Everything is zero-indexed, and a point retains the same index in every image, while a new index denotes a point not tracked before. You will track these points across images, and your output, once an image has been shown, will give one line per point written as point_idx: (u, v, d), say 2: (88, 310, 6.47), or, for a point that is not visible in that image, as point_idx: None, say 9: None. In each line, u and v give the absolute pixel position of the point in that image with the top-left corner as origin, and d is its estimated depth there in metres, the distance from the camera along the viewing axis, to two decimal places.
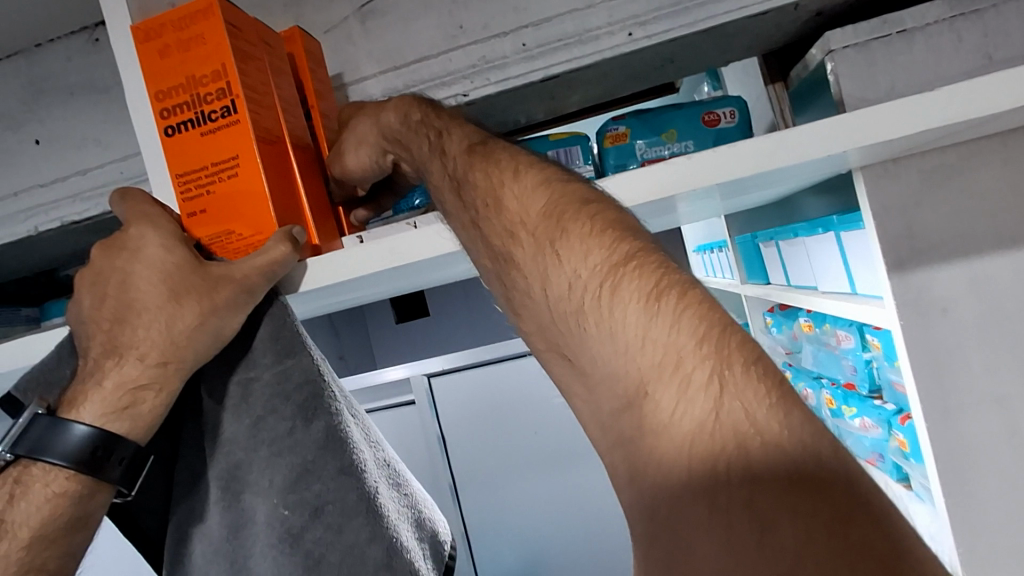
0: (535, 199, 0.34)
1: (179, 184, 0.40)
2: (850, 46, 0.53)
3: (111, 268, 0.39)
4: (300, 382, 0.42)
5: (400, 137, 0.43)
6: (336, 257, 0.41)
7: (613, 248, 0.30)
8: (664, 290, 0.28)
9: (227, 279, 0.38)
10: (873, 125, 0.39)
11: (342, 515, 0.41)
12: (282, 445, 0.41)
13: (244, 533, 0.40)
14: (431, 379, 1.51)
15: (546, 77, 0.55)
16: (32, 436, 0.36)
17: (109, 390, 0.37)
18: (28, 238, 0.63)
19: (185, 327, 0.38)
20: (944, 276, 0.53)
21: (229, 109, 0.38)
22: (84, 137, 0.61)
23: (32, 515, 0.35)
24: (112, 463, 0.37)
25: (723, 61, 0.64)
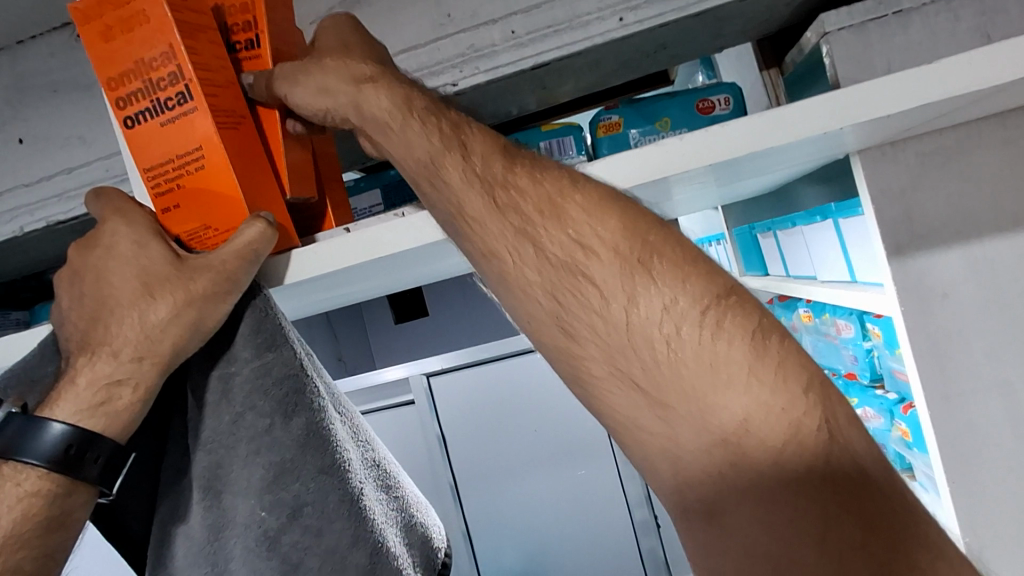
0: (606, 218, 0.33)
1: (148, 179, 0.39)
2: (845, 28, 0.52)
3: (89, 264, 0.39)
4: (280, 376, 0.41)
5: (377, 119, 0.38)
6: (318, 249, 0.40)
7: (710, 285, 0.31)
8: (766, 330, 0.30)
9: (205, 269, 0.37)
10: (871, 101, 0.38)
11: (322, 518, 0.40)
12: (261, 444, 0.40)
13: (225, 534, 0.39)
14: (430, 378, 1.50)
15: (537, 65, 0.54)
16: (4, 434, 0.35)
17: (83, 387, 0.36)
18: (13, 239, 0.62)
19: (158, 319, 0.37)
20: (944, 260, 0.52)
21: (184, 96, 0.37)
22: (68, 135, 0.60)
23: (3, 515, 0.34)
24: (87, 462, 0.36)
25: (716, 48, 0.64)
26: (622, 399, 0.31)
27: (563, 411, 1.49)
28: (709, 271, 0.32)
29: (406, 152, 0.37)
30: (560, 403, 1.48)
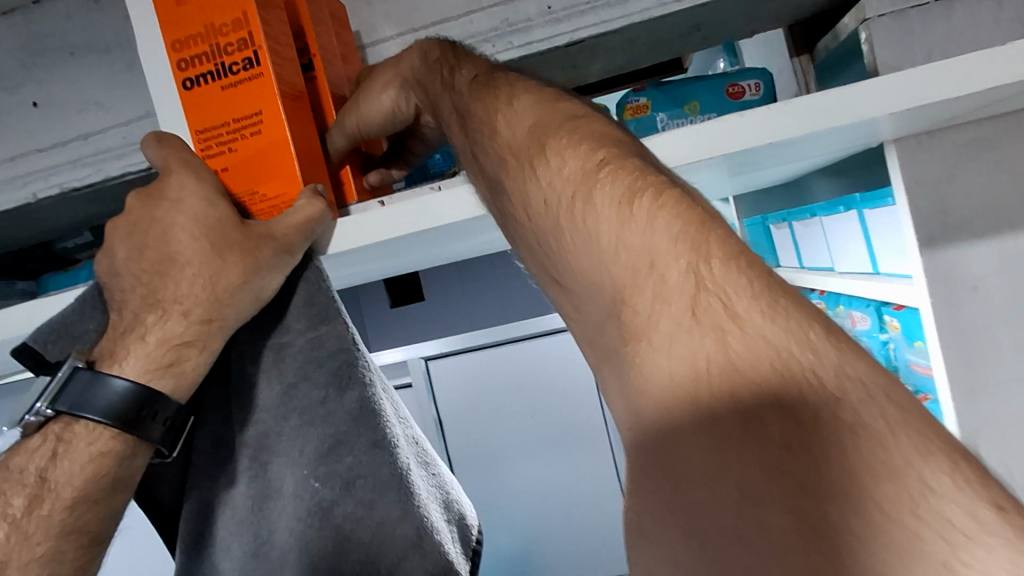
0: (522, 121, 0.34)
1: (199, 140, 0.39)
2: (887, 14, 0.51)
3: (155, 218, 0.38)
4: (333, 349, 0.41)
5: (418, 78, 0.42)
6: (365, 219, 0.39)
7: (594, 153, 0.30)
8: (638, 190, 0.27)
9: (267, 238, 0.37)
10: (938, 82, 0.37)
11: (373, 491, 0.41)
12: (314, 415, 0.41)
13: (270, 503, 0.41)
14: (427, 363, 1.79)
15: (571, 42, 0.53)
16: (74, 390, 0.36)
17: (153, 346, 0.37)
18: (24, 206, 0.60)
19: (230, 284, 0.37)
20: (975, 252, 0.52)
21: (252, 61, 0.37)
22: (85, 100, 0.59)
23: (74, 475, 0.36)
24: (157, 421, 0.37)
25: (748, 32, 0.63)
26: (555, 292, 0.32)
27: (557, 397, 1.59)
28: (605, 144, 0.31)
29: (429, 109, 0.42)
30: None
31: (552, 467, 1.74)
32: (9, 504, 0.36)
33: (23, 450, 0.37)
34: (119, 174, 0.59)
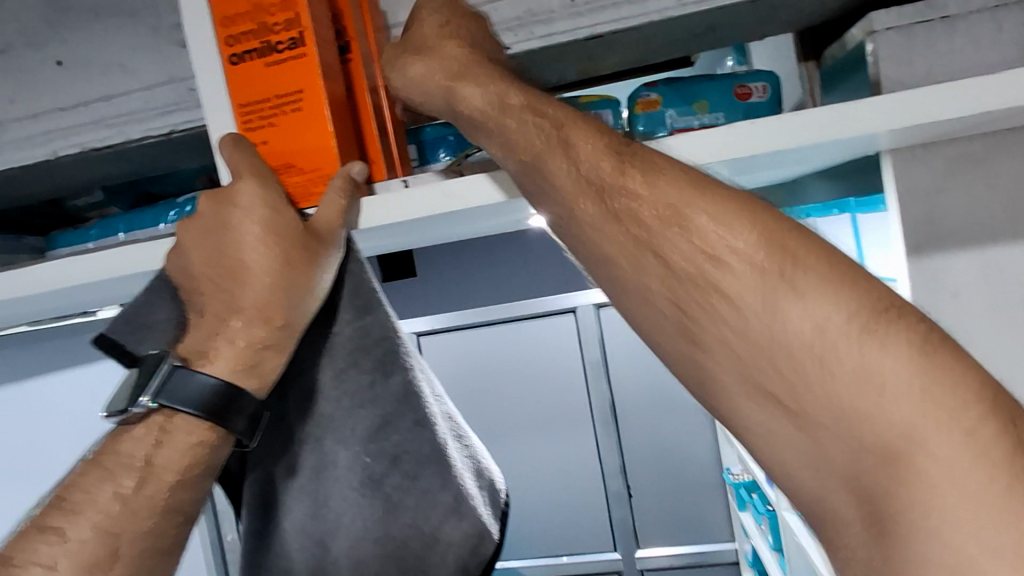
0: (688, 190, 0.38)
1: (241, 113, 0.45)
2: (893, 29, 0.54)
3: (222, 224, 0.45)
4: (378, 338, 0.51)
5: (482, 117, 0.43)
6: (389, 198, 0.45)
7: (760, 222, 0.36)
8: (832, 276, 0.34)
9: (323, 240, 0.45)
10: (923, 107, 0.44)
11: (416, 463, 0.53)
12: (365, 397, 0.52)
13: (328, 473, 0.52)
14: (419, 338, 1.85)
15: (591, 36, 0.55)
16: (172, 387, 0.44)
17: (241, 349, 0.46)
18: (45, 162, 0.62)
19: (302, 287, 0.46)
20: (958, 260, 0.55)
21: (296, 42, 0.43)
22: (108, 62, 0.59)
23: (176, 459, 0.45)
24: (239, 415, 0.46)
25: (757, 37, 0.65)
26: (703, 353, 0.38)
27: (548, 376, 1.80)
28: (759, 227, 0.36)
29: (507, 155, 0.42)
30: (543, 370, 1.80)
31: (538, 444, 1.84)
32: (121, 483, 0.45)
33: (129, 438, 0.45)
34: (140, 137, 0.60)
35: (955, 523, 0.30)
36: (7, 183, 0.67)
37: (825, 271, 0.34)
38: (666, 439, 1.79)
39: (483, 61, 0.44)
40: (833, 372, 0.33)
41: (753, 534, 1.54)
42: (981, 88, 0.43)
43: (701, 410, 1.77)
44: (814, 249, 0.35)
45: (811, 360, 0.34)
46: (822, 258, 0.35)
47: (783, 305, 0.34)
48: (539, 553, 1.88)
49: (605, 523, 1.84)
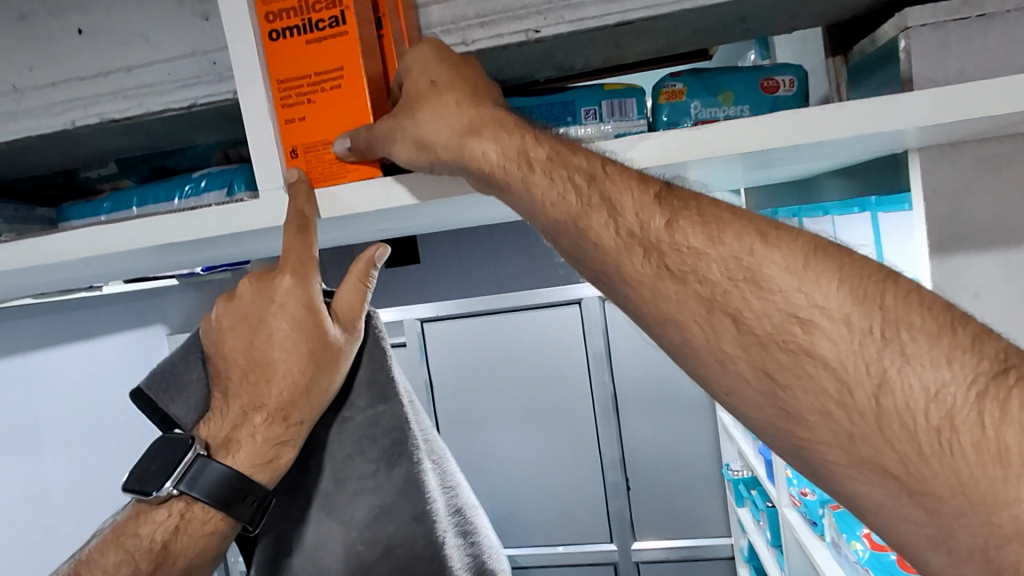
0: (720, 243, 0.37)
1: (280, 89, 0.46)
2: (927, 25, 0.53)
3: (251, 319, 0.55)
4: (385, 429, 0.62)
5: (498, 169, 0.41)
6: (408, 178, 0.45)
7: (797, 261, 0.35)
8: (870, 300, 0.33)
9: (333, 347, 0.56)
10: (924, 110, 0.43)
11: (408, 553, 0.59)
12: (369, 484, 0.60)
13: (325, 550, 0.60)
14: (422, 324, 1.86)
15: (622, 22, 0.54)
16: (193, 475, 0.52)
17: (260, 445, 0.55)
18: (63, 132, 0.62)
19: (314, 387, 0.56)
20: (980, 261, 0.55)
21: (338, 20, 0.44)
22: (128, 32, 0.58)
23: (190, 545, 0.53)
24: (247, 503, 0.54)
25: (786, 29, 0.64)
26: (731, 354, 0.36)
27: (550, 367, 1.81)
28: (802, 262, 0.35)
29: (545, 212, 0.41)
30: (545, 361, 1.80)
31: (538, 433, 1.84)
32: (139, 564, 0.52)
33: (152, 521, 0.53)
34: (160, 110, 0.60)
35: (1001, 540, 0.28)
36: (21, 151, 0.67)
37: (830, 287, 0.33)
38: (666, 433, 1.80)
39: (488, 113, 0.43)
40: (851, 394, 0.32)
41: (751, 530, 1.55)
42: (995, 92, 0.43)
43: (702, 405, 1.78)
44: (816, 253, 0.35)
45: (829, 381, 0.33)
46: (829, 265, 0.34)
47: (815, 349, 0.33)
48: (536, 541, 1.89)
49: (603, 514, 1.84)
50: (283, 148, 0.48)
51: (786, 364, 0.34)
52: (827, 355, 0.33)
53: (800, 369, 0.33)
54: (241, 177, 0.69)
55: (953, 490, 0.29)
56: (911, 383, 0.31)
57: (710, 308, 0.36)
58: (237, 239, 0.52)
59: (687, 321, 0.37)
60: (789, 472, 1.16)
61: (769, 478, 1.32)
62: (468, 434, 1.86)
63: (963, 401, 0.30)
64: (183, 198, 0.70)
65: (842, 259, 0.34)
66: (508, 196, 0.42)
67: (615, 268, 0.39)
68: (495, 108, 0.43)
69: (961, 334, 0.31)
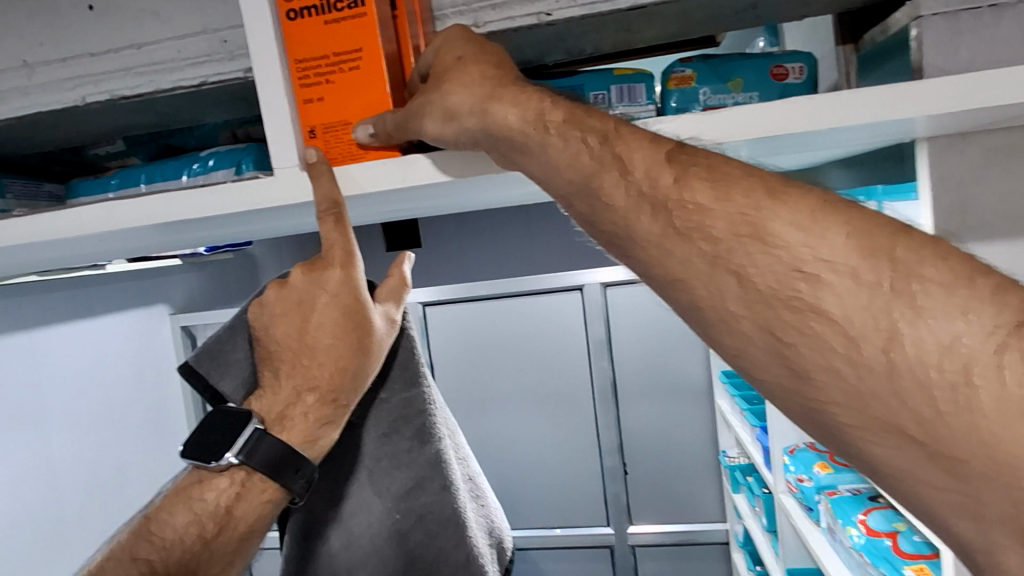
0: (730, 199, 0.37)
1: (298, 69, 0.47)
2: (939, 14, 0.53)
3: (298, 298, 0.56)
4: (417, 410, 0.67)
5: (517, 132, 0.41)
6: (438, 155, 0.45)
7: (808, 213, 0.35)
8: (897, 262, 0.32)
9: (381, 339, 0.59)
10: (942, 97, 0.43)
11: (439, 523, 0.66)
12: (402, 460, 0.66)
13: (358, 520, 0.65)
14: (424, 308, 1.87)
15: (634, 7, 0.53)
16: (251, 446, 0.55)
17: (310, 424, 0.57)
18: (73, 108, 0.62)
19: (355, 368, 0.58)
20: (985, 251, 0.55)
21: (357, 2, 0.44)
22: (138, 8, 0.58)
23: (252, 510, 0.57)
24: (298, 476, 0.57)
25: (796, 16, 0.64)
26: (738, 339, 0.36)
27: (550, 353, 1.82)
28: (799, 216, 0.35)
29: (561, 172, 0.41)
30: (545, 347, 1.82)
31: (537, 418, 1.86)
32: (205, 527, 0.56)
33: (214, 487, 0.56)
34: (171, 87, 0.60)
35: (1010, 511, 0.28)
36: (29, 127, 0.67)
37: (836, 240, 0.33)
38: (664, 421, 1.81)
39: (507, 81, 0.43)
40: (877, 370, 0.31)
41: (746, 516, 1.56)
42: (1009, 79, 0.42)
43: (701, 393, 1.79)
44: (823, 207, 0.35)
45: (836, 337, 0.33)
46: (837, 216, 0.34)
47: (824, 306, 0.33)
48: (533, 524, 1.91)
49: (599, 499, 1.86)
50: (302, 128, 0.48)
51: (790, 321, 0.34)
52: (833, 310, 0.33)
53: (805, 326, 0.34)
54: (250, 156, 0.69)
55: (977, 452, 0.29)
56: (924, 339, 0.31)
57: (713, 264, 0.36)
58: (251, 216, 0.52)
59: (705, 297, 0.37)
60: (786, 459, 1.18)
61: (765, 466, 1.34)
62: (469, 417, 1.88)
63: (979, 352, 0.30)
64: (192, 176, 0.70)
65: (850, 213, 0.34)
66: (524, 160, 0.42)
67: (625, 228, 0.40)
68: (517, 79, 0.44)
69: (980, 284, 0.31)
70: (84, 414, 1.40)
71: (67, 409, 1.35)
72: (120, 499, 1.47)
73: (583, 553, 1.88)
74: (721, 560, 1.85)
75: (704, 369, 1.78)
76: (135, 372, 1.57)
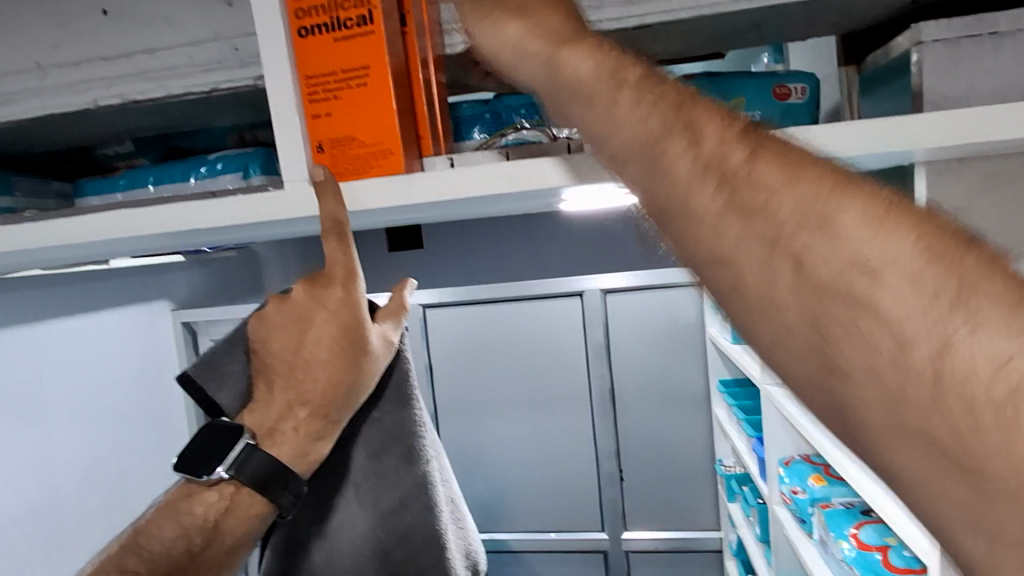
0: (818, 182, 0.31)
1: (307, 85, 0.47)
2: (940, 41, 0.54)
3: (297, 311, 0.58)
4: (406, 431, 0.68)
5: (585, 82, 0.38)
6: (438, 176, 0.47)
7: (886, 208, 0.30)
8: (994, 283, 0.28)
9: (375, 359, 0.61)
10: (935, 131, 0.44)
11: (419, 543, 0.67)
12: (388, 478, 0.67)
13: (341, 534, 0.66)
14: (425, 310, 1.87)
15: (639, 26, 0.54)
16: (242, 461, 0.56)
17: (300, 438, 0.58)
18: (84, 110, 0.63)
19: (346, 385, 0.59)
20: None
21: (365, 20, 0.45)
22: (152, 15, 0.59)
23: (240, 522, 0.58)
24: (288, 491, 0.58)
25: (800, 36, 0.65)
26: None
27: (550, 358, 1.83)
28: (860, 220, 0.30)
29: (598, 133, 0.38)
30: (545, 351, 1.83)
31: (535, 422, 1.87)
32: (192, 539, 0.57)
33: (203, 500, 0.57)
34: (182, 93, 0.61)
35: None
36: (40, 126, 0.67)
37: (907, 244, 0.29)
38: (661, 428, 1.82)
39: (588, 32, 0.40)
40: None
41: (740, 525, 1.57)
42: (1004, 113, 0.43)
43: (699, 402, 1.80)
44: (908, 209, 0.30)
45: None
46: (917, 219, 0.30)
47: (880, 309, 0.29)
48: (527, 527, 1.92)
49: (594, 504, 1.87)
50: (309, 143, 0.48)
51: None
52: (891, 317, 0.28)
53: None
54: (256, 162, 0.70)
55: None
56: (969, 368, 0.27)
57: (772, 249, 0.31)
58: (259, 226, 0.54)
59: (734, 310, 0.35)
60: (781, 471, 1.18)
61: (761, 476, 1.34)
62: (467, 419, 1.89)
63: None
64: (199, 179, 0.71)
65: (936, 226, 0.29)
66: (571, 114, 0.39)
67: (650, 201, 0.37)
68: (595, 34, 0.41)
69: None
70: (86, 409, 1.41)
71: (68, 402, 1.36)
72: (119, 493, 1.48)
73: (577, 558, 1.89)
74: (714, 566, 1.86)
75: (702, 378, 1.79)
76: (136, 369, 1.57)
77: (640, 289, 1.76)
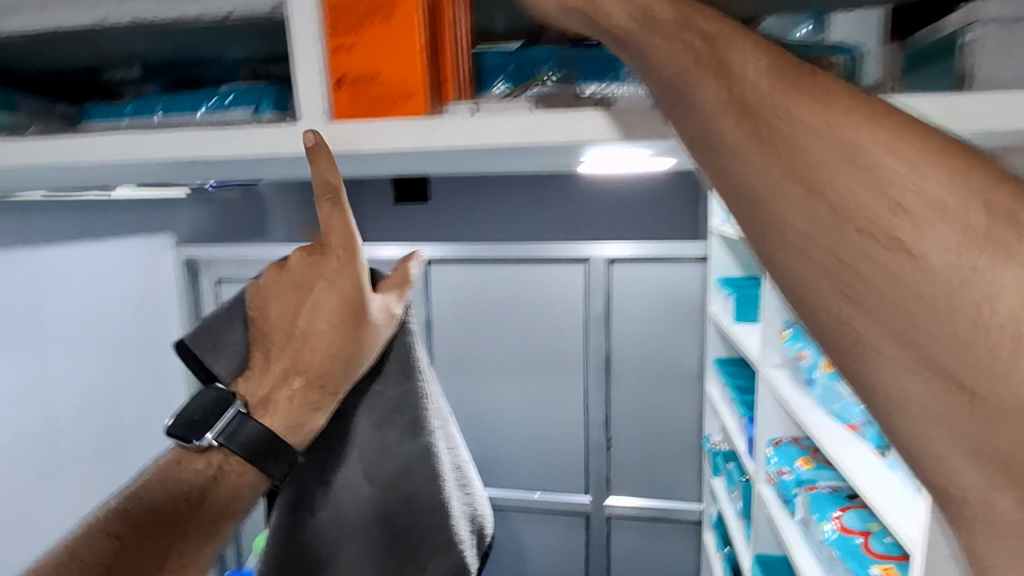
0: (754, 81, 0.31)
1: (330, 15, 0.45)
2: (996, 20, 0.51)
3: (294, 281, 0.57)
4: (413, 402, 0.68)
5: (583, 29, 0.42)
6: (462, 120, 0.45)
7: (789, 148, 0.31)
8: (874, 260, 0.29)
9: (375, 332, 0.59)
10: (988, 113, 0.42)
11: (425, 512, 0.68)
12: (392, 448, 0.67)
13: (345, 498, 0.67)
14: (428, 266, 1.86)
15: None
16: (230, 431, 0.56)
17: (292, 409, 0.59)
18: (93, 28, 0.60)
19: (342, 357, 0.58)
20: None
21: None
22: None
23: (230, 489, 0.59)
24: (276, 464, 0.58)
25: (845, 8, 0.62)
26: None
27: (550, 323, 1.83)
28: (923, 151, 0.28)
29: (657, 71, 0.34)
30: (545, 316, 1.82)
31: (530, 385, 1.88)
32: (184, 499, 0.59)
33: (196, 465, 0.58)
34: (196, 16, 0.58)
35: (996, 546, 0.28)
36: (47, 42, 0.65)
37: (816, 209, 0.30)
38: (654, 400, 1.83)
39: None
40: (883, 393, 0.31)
41: (722, 500, 1.60)
42: None
43: (694, 377, 1.81)
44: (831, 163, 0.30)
45: None
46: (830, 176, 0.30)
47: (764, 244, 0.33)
48: (513, 485, 1.95)
49: (581, 468, 1.90)
50: (328, 77, 0.46)
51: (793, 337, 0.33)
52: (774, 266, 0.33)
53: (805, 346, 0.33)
54: (270, 97, 0.68)
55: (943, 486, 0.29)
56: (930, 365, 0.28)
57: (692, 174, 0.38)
58: (265, 164, 0.52)
59: None
60: (770, 451, 1.19)
61: (747, 454, 1.36)
62: (462, 377, 1.90)
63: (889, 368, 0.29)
64: (209, 111, 0.69)
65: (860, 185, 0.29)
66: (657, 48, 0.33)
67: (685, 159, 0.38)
68: None
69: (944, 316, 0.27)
70: (83, 337, 1.41)
71: (65, 328, 1.36)
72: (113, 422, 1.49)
73: (560, 518, 1.93)
74: (693, 536, 1.90)
75: (698, 354, 1.79)
76: (139, 297, 1.62)
77: (645, 261, 1.75)
